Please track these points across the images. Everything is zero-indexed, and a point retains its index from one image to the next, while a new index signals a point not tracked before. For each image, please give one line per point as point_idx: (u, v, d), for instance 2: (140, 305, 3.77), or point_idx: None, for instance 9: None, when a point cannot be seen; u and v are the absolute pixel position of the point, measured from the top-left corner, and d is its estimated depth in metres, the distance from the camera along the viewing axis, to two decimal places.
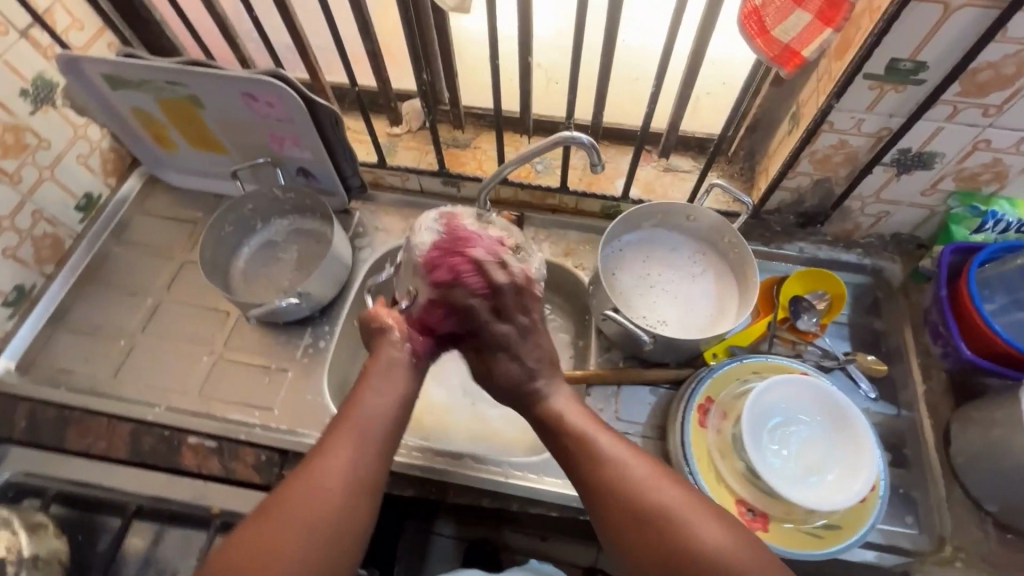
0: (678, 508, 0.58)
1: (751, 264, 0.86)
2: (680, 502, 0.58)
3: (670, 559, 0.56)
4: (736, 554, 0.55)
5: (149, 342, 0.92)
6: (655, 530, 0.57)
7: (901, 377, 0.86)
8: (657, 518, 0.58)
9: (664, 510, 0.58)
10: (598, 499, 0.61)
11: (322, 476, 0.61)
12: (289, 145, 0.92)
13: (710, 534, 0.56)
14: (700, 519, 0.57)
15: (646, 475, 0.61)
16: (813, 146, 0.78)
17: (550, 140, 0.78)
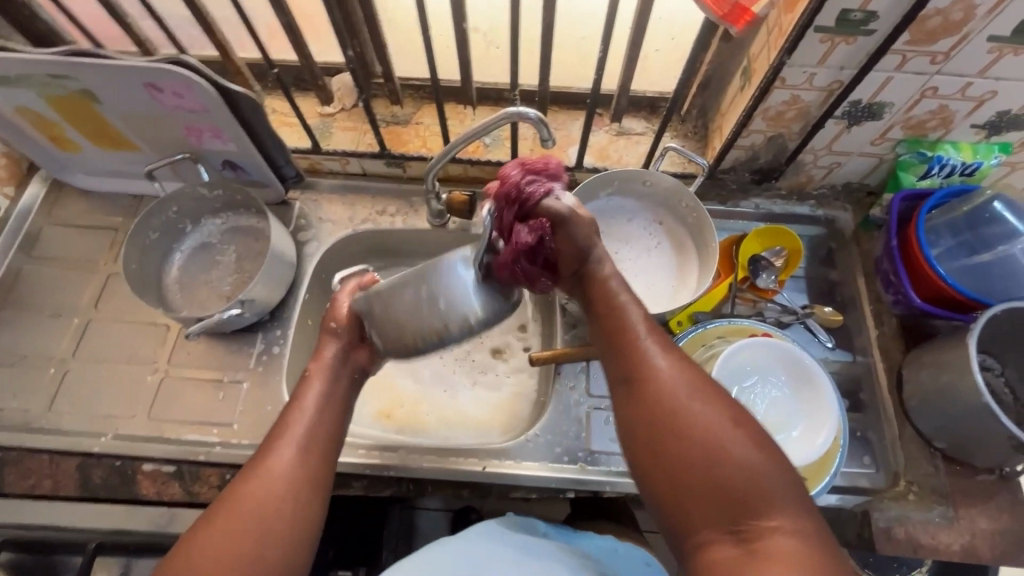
0: (717, 427, 0.55)
1: (709, 228, 0.85)
2: (719, 420, 0.56)
3: (705, 480, 0.54)
4: (770, 476, 0.53)
5: (82, 366, 0.85)
6: (692, 453, 0.55)
7: (855, 325, 0.89)
8: (694, 437, 0.55)
9: (700, 430, 0.55)
10: (639, 417, 0.58)
11: (259, 485, 0.61)
12: (208, 137, 0.83)
13: (747, 456, 0.54)
14: (740, 441, 0.54)
15: (683, 393, 0.58)
16: (766, 103, 0.76)
17: (495, 118, 0.72)
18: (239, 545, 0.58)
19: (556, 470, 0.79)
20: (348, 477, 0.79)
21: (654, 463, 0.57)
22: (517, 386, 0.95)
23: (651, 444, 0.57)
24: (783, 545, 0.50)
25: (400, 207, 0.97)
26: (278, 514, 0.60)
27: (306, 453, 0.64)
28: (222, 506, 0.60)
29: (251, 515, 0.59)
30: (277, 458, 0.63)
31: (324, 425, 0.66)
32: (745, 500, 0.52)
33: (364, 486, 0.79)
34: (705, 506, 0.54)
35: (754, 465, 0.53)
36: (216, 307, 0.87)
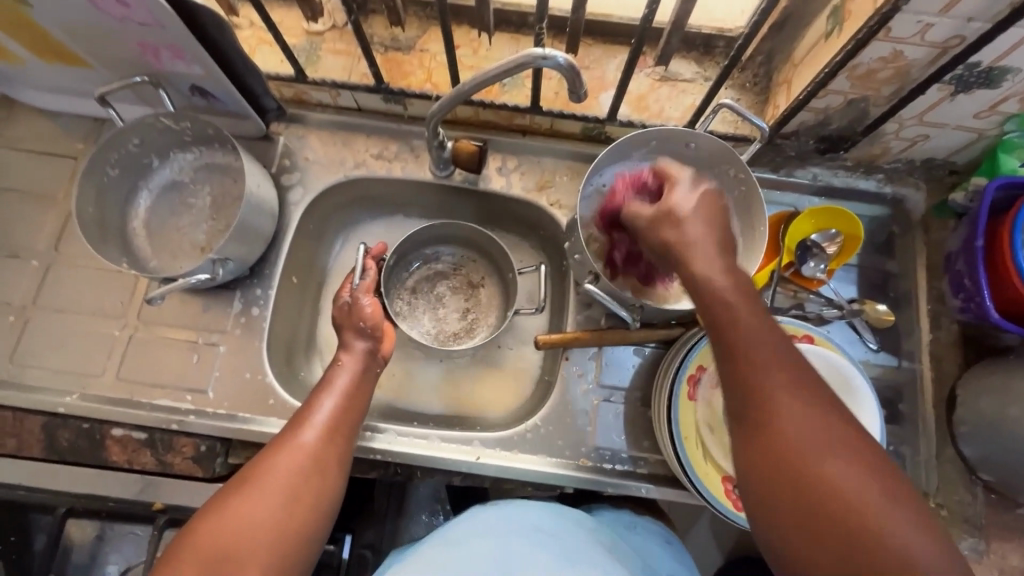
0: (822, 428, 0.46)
1: (759, 204, 0.72)
2: (826, 423, 0.46)
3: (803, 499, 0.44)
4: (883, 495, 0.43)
5: (45, 315, 0.77)
6: (795, 459, 0.45)
7: (907, 326, 0.79)
8: (794, 437, 0.46)
9: (803, 433, 0.46)
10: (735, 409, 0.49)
11: (288, 455, 0.58)
12: (168, 58, 0.69)
13: (853, 468, 0.44)
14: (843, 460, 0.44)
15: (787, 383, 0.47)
16: (857, 59, 0.60)
17: (514, 59, 0.57)
18: (256, 526, 0.53)
19: (555, 466, 0.73)
20: None
21: (746, 462, 0.48)
22: (519, 363, 0.85)
23: (748, 436, 0.48)
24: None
25: (398, 151, 0.84)
26: (303, 496, 0.57)
27: (332, 436, 0.61)
28: (236, 484, 0.56)
29: (270, 494, 0.55)
30: (300, 437, 0.60)
31: (351, 410, 0.65)
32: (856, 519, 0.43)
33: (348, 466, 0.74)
34: (808, 525, 0.44)
35: (863, 480, 0.44)
36: (191, 259, 0.78)
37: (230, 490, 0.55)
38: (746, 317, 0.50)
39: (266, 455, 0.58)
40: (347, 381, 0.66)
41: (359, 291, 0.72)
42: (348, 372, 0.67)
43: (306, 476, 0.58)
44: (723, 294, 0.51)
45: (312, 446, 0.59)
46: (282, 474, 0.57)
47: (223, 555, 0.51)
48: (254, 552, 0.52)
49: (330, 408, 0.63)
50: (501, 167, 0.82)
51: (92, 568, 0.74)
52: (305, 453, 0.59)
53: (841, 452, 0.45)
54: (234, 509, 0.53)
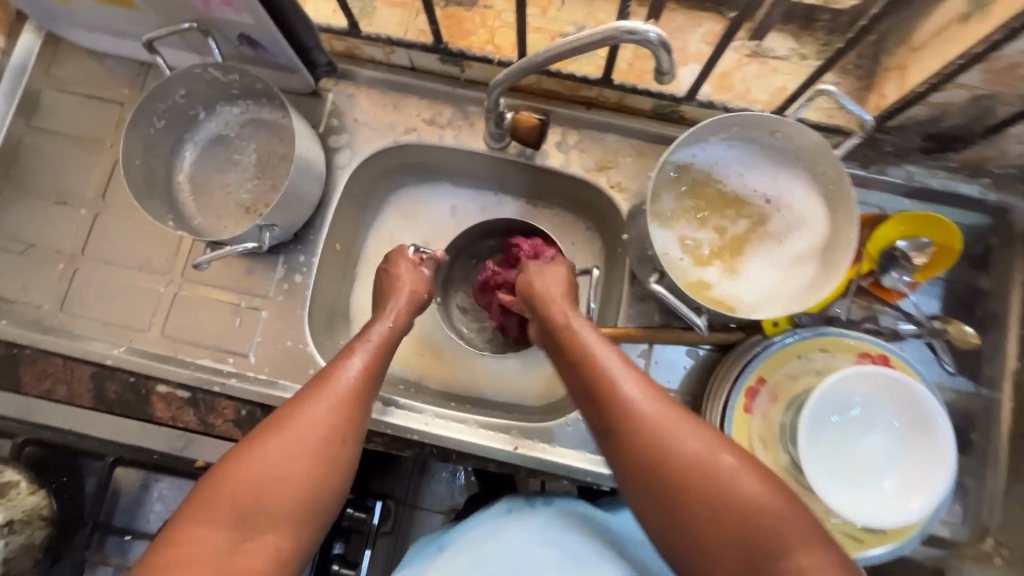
0: (724, 462, 0.50)
1: (851, 208, 0.64)
2: (723, 456, 0.50)
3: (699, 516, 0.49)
4: (783, 511, 0.48)
5: (94, 265, 0.77)
6: (700, 491, 0.49)
7: (991, 351, 0.72)
8: (700, 473, 0.50)
9: (719, 482, 0.49)
10: (638, 466, 0.52)
11: (306, 413, 0.56)
12: (217, 4, 0.64)
13: (753, 488, 0.49)
14: (742, 474, 0.50)
15: (683, 426, 0.52)
16: (1000, 50, 0.52)
17: (594, 33, 0.51)
18: (283, 478, 0.53)
19: (596, 464, 0.70)
20: (369, 431, 0.72)
21: (656, 512, 0.51)
22: None
23: (628, 458, 0.53)
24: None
25: (452, 117, 0.78)
26: (331, 453, 0.56)
27: (363, 393, 0.60)
28: (267, 427, 0.55)
29: (297, 444, 0.54)
30: (328, 391, 0.58)
31: (379, 366, 0.63)
32: (762, 535, 0.47)
33: (384, 443, 0.73)
34: (717, 533, 0.48)
35: (757, 490, 0.49)
36: (237, 220, 0.76)
37: (256, 435, 0.55)
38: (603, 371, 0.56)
39: (297, 402, 0.57)
40: (381, 336, 0.65)
41: (407, 259, 0.74)
42: (384, 330, 0.66)
43: (336, 433, 0.56)
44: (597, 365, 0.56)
45: (344, 398, 0.58)
46: (311, 429, 0.55)
47: (250, 508, 0.51)
48: (281, 502, 0.53)
49: (362, 363, 0.62)
50: (560, 142, 0.76)
51: (138, 514, 0.77)
52: (338, 406, 0.58)
53: (747, 484, 0.49)
54: (261, 457, 0.53)
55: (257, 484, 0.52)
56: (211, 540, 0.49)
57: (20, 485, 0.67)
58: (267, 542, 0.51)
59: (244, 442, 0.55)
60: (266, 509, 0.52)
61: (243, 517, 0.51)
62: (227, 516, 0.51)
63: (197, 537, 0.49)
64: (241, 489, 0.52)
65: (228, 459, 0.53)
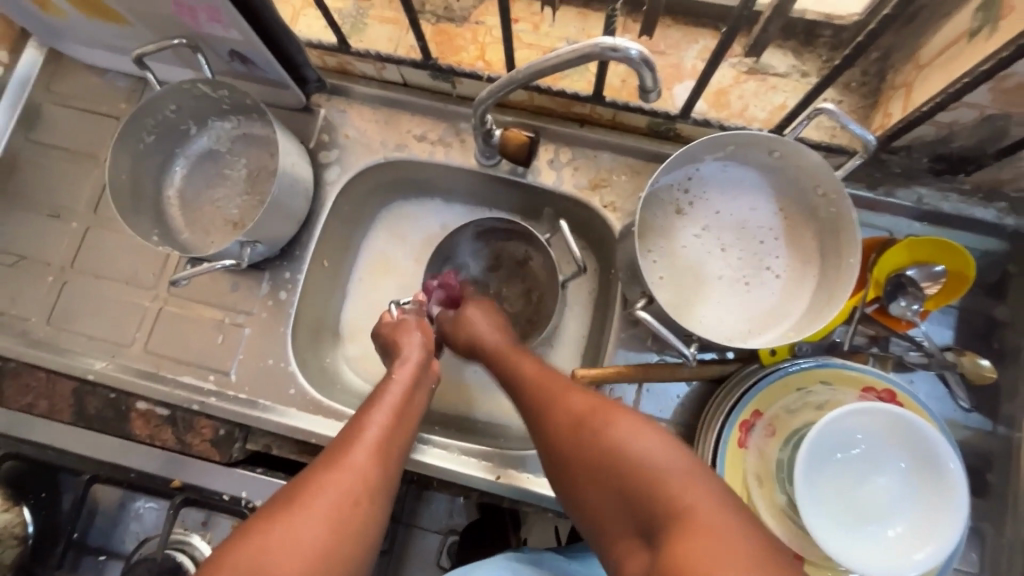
0: (598, 425, 0.51)
1: (852, 232, 0.61)
2: (602, 410, 0.52)
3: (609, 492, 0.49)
4: (660, 444, 0.48)
5: (82, 279, 0.77)
6: (581, 442, 0.51)
7: (1009, 387, 0.67)
8: (577, 441, 0.51)
9: (621, 453, 0.49)
10: (541, 436, 0.55)
11: (324, 476, 0.54)
12: (206, 20, 0.64)
13: (643, 447, 0.48)
14: (635, 433, 0.49)
15: (577, 392, 0.55)
16: (1011, 69, 0.48)
17: (578, 49, 0.49)
18: (298, 544, 0.49)
19: None
20: None
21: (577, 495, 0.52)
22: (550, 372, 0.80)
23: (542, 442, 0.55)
24: (700, 521, 0.43)
25: (442, 134, 0.77)
26: (346, 516, 0.52)
27: (382, 459, 0.58)
28: (283, 501, 0.52)
29: (320, 511, 0.51)
30: (349, 455, 0.56)
31: (399, 432, 0.61)
32: (646, 487, 0.46)
33: None
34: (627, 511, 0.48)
35: (655, 449, 0.48)
36: (223, 236, 0.76)
37: (279, 509, 0.51)
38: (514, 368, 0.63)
39: (315, 474, 0.54)
40: (397, 395, 0.64)
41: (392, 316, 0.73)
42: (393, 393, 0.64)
43: (353, 499, 0.53)
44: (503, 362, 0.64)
45: (362, 467, 0.55)
46: (324, 492, 0.53)
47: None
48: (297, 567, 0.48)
49: (378, 429, 0.60)
50: (552, 159, 0.74)
51: (115, 533, 0.74)
52: (354, 472, 0.55)
53: (644, 448, 0.48)
54: (283, 531, 0.49)
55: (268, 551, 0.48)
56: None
57: None
58: None
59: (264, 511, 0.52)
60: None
61: None
62: None
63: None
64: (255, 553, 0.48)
65: (250, 531, 0.50)
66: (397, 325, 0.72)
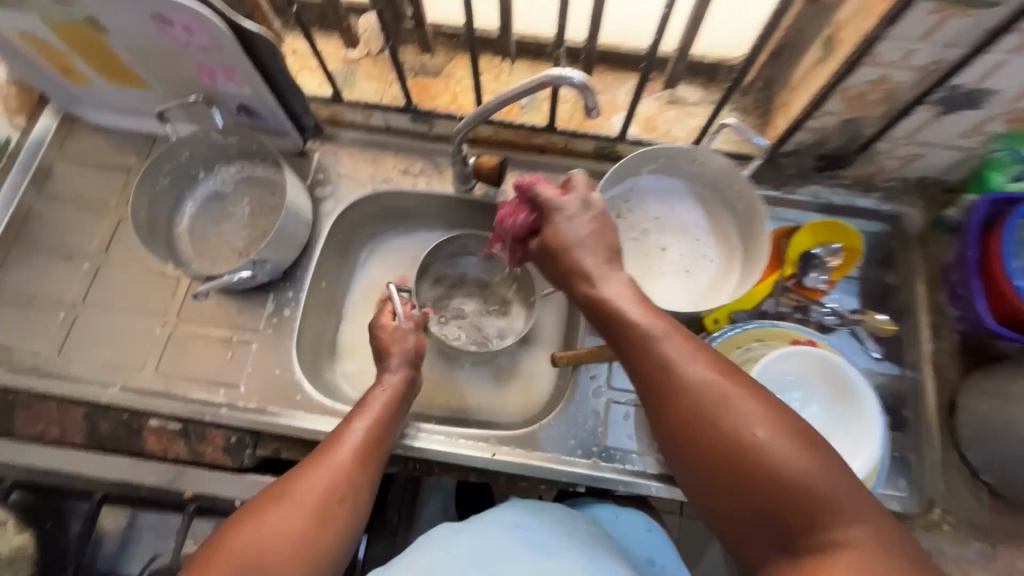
0: (770, 438, 0.46)
1: (761, 218, 0.76)
2: (754, 414, 0.47)
3: (751, 495, 0.46)
4: (813, 461, 0.46)
5: (93, 313, 0.83)
6: (720, 441, 0.47)
7: (908, 337, 0.81)
8: (744, 453, 0.46)
9: (773, 465, 0.45)
10: (664, 418, 0.50)
11: (307, 476, 0.58)
12: (222, 79, 0.77)
13: (799, 459, 0.46)
14: (791, 445, 0.46)
15: (725, 385, 0.49)
16: (848, 81, 0.66)
17: (534, 81, 0.64)
18: (280, 536, 0.54)
19: (570, 464, 0.75)
20: None
21: (699, 480, 0.49)
22: (529, 366, 0.88)
23: (665, 412, 0.50)
24: (843, 545, 0.44)
25: (424, 167, 0.90)
26: (333, 510, 0.57)
27: (366, 456, 0.63)
28: (272, 496, 0.57)
29: (301, 507, 0.56)
30: (334, 455, 0.61)
31: (383, 432, 0.66)
32: (793, 505, 0.45)
33: None
34: (763, 515, 0.46)
35: (810, 462, 0.45)
36: (228, 264, 0.84)
37: (268, 500, 0.56)
38: (638, 334, 0.52)
39: (301, 470, 0.59)
40: (382, 402, 0.69)
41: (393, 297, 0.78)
42: (378, 400, 0.69)
43: (336, 492, 0.58)
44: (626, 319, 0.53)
45: (344, 467, 0.60)
46: (310, 488, 0.58)
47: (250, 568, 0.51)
48: (288, 557, 0.53)
49: (364, 431, 0.65)
50: (518, 182, 0.88)
51: (121, 558, 0.76)
52: (338, 469, 0.60)
53: (797, 462, 0.45)
54: (269, 524, 0.54)
55: (263, 546, 0.53)
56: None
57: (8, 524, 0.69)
58: None
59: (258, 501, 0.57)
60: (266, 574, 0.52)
61: None
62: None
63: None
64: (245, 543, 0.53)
65: (236, 526, 0.54)
66: (395, 340, 0.75)
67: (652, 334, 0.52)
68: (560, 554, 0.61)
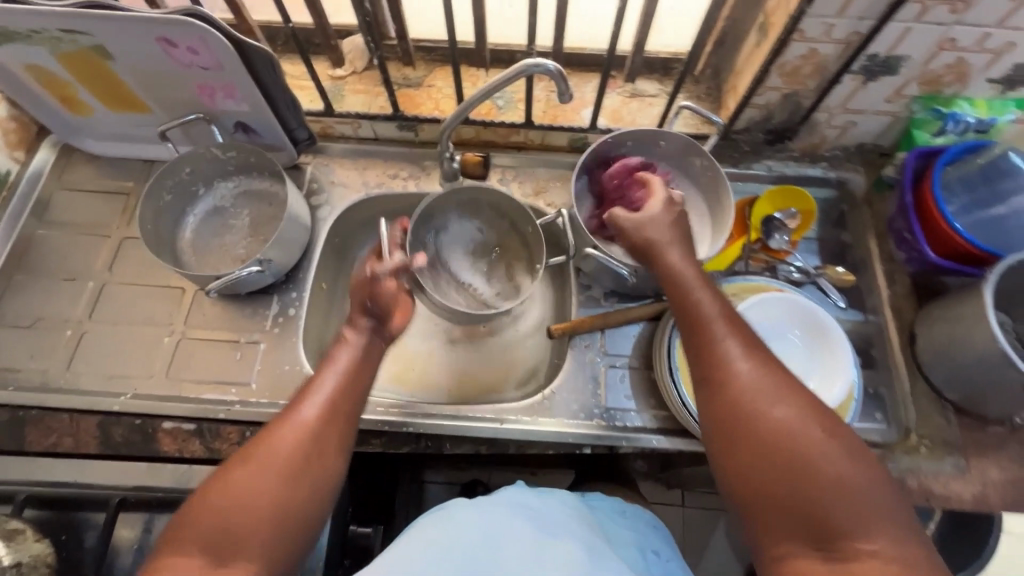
0: (823, 440, 0.50)
1: (725, 186, 0.83)
2: (805, 418, 0.51)
3: (790, 493, 0.49)
4: (856, 470, 0.49)
5: (100, 328, 0.85)
6: (769, 437, 0.51)
7: (867, 285, 0.89)
8: (792, 448, 0.50)
9: (818, 464, 0.49)
10: (718, 409, 0.55)
11: (277, 438, 0.56)
12: (221, 97, 0.83)
13: (844, 466, 0.48)
14: (838, 452, 0.49)
15: (781, 389, 0.53)
16: (783, 58, 0.76)
17: (510, 72, 0.72)
18: (252, 500, 0.52)
19: (573, 425, 0.80)
20: (366, 434, 0.79)
21: (739, 469, 0.52)
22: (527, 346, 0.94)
23: (718, 399, 0.55)
24: (869, 554, 0.45)
25: (412, 171, 0.97)
26: (303, 469, 0.55)
27: (338, 411, 0.60)
28: (243, 455, 0.55)
29: (271, 469, 0.54)
30: (301, 413, 0.58)
31: (355, 387, 0.63)
32: (831, 511, 0.47)
33: (383, 444, 0.79)
34: (797, 517, 0.48)
35: (853, 471, 0.48)
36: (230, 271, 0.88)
37: (238, 460, 0.55)
38: (706, 331, 0.59)
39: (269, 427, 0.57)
40: (349, 353, 0.65)
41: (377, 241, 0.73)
42: (346, 356, 0.65)
43: (304, 450, 0.56)
44: (699, 313, 0.60)
45: (313, 423, 0.58)
46: (279, 447, 0.55)
47: (221, 533, 0.50)
48: (255, 521, 0.52)
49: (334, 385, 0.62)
50: (501, 177, 0.96)
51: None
52: (305, 426, 0.57)
53: (843, 467, 0.48)
54: (238, 487, 0.52)
55: (231, 510, 0.51)
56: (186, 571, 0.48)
57: (26, 532, 0.68)
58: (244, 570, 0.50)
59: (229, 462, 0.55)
60: (236, 538, 0.50)
61: (214, 542, 0.50)
62: (200, 544, 0.50)
63: (172, 565, 0.49)
64: (215, 504, 0.51)
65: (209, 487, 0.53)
66: (374, 291, 0.69)
67: (716, 332, 0.58)
68: (565, 538, 0.63)
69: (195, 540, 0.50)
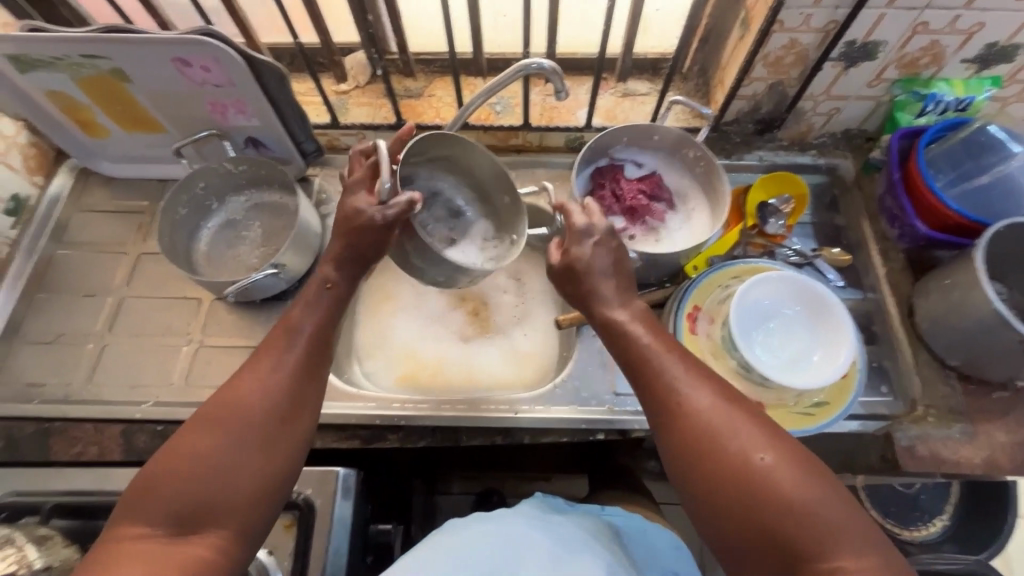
0: (771, 463, 0.51)
1: (718, 173, 0.87)
2: (754, 438, 0.52)
3: (749, 514, 0.50)
4: (808, 485, 0.50)
5: (120, 340, 0.87)
6: (721, 463, 0.52)
7: (863, 265, 0.92)
8: (746, 474, 0.51)
9: (771, 484, 0.50)
10: (670, 438, 0.56)
11: (240, 402, 0.57)
12: (233, 113, 0.87)
13: (796, 483, 0.50)
14: (789, 469, 0.50)
15: (729, 413, 0.54)
16: (766, 49, 0.80)
17: (509, 73, 0.75)
18: (218, 467, 0.54)
19: (586, 412, 0.81)
20: (385, 429, 0.81)
21: (699, 491, 0.54)
22: (535, 341, 0.95)
23: (671, 426, 0.56)
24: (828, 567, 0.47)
25: None
26: (273, 431, 0.57)
27: (304, 373, 0.62)
28: (206, 419, 0.56)
29: (237, 434, 0.55)
30: (267, 374, 0.59)
31: (321, 350, 0.64)
32: (788, 532, 0.49)
33: (401, 439, 0.81)
34: (759, 538, 0.50)
35: (807, 487, 0.49)
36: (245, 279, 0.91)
37: (202, 420, 0.56)
38: (651, 362, 0.60)
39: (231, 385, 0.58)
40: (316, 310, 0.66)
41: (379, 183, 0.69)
42: (314, 321, 0.65)
43: (271, 413, 0.57)
44: (640, 347, 0.61)
45: (280, 385, 0.59)
46: (244, 409, 0.57)
47: (189, 505, 0.52)
48: (222, 488, 0.53)
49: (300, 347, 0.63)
50: None
51: None
52: (271, 385, 0.59)
53: (795, 484, 0.49)
54: (202, 453, 0.54)
55: (196, 478, 0.53)
56: (152, 540, 0.50)
57: (55, 538, 0.68)
58: (216, 540, 0.52)
59: (190, 422, 0.56)
60: (203, 504, 0.52)
61: (182, 513, 0.51)
62: (166, 515, 0.51)
63: (135, 535, 0.50)
64: (179, 470, 0.53)
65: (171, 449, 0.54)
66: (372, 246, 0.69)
67: (659, 362, 0.59)
68: (585, 555, 0.62)
69: (160, 509, 0.51)
